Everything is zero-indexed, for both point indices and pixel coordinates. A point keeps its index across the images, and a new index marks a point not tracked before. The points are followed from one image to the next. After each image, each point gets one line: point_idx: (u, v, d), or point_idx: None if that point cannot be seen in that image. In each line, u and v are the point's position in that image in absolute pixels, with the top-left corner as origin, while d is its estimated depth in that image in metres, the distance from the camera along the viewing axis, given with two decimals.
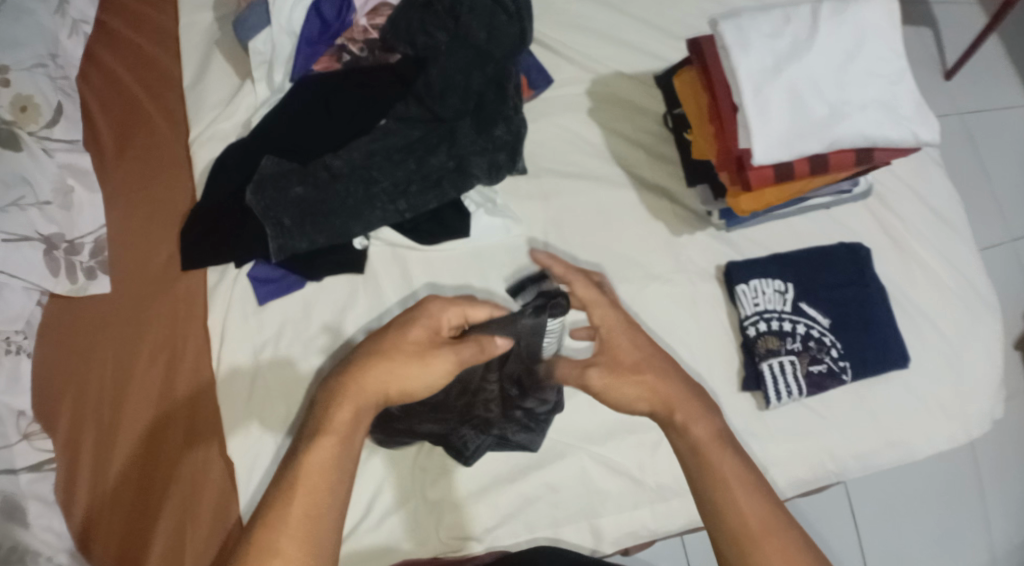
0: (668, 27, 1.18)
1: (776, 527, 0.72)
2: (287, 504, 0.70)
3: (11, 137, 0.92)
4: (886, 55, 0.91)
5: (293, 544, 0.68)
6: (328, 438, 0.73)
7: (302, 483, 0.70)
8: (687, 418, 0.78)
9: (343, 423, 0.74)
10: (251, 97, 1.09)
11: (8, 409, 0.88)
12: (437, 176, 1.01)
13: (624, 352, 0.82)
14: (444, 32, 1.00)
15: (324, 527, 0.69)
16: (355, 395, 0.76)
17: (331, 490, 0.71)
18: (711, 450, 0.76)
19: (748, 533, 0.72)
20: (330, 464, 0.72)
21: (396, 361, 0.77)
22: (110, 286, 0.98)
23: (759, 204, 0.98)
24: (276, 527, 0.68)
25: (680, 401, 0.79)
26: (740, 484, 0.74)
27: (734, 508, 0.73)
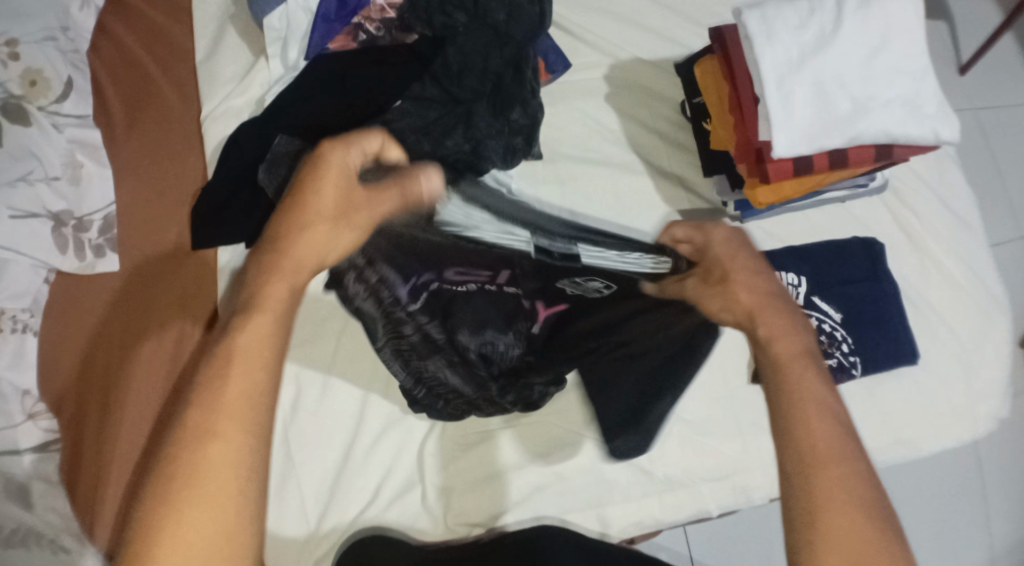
0: (690, 14, 1.17)
1: (845, 455, 0.64)
2: (227, 385, 0.60)
3: (19, 111, 0.90)
4: (912, 51, 0.90)
5: (234, 424, 0.59)
6: (262, 311, 0.62)
7: (235, 360, 0.60)
8: (774, 332, 0.71)
9: (278, 298, 0.63)
10: (264, 73, 1.09)
11: (13, 388, 0.88)
12: (453, 159, 0.98)
13: (726, 261, 0.77)
14: (462, 11, 0.97)
15: (264, 405, 0.60)
16: (274, 265, 0.64)
17: (271, 366, 0.61)
18: (791, 367, 0.69)
19: (812, 454, 0.64)
20: (269, 341, 0.62)
21: (312, 221, 0.66)
22: (118, 264, 0.97)
23: (776, 196, 0.98)
24: (209, 408, 0.59)
25: (766, 312, 0.73)
26: (815, 404, 0.66)
27: (806, 430, 0.65)
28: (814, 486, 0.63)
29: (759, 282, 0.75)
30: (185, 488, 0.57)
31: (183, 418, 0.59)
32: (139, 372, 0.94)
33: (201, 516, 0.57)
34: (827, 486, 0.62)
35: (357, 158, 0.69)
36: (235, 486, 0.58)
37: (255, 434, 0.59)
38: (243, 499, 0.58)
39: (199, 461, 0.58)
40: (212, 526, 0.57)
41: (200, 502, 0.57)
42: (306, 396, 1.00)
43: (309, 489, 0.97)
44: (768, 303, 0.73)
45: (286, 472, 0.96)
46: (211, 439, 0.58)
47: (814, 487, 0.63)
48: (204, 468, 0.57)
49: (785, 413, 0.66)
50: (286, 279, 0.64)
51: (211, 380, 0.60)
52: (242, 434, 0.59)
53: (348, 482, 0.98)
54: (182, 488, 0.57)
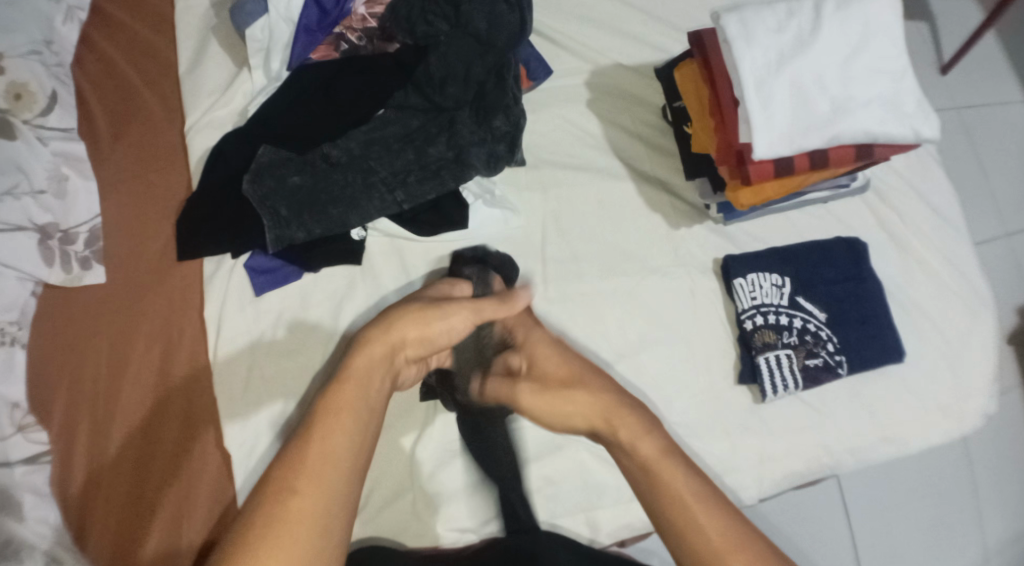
0: (670, 18, 1.17)
1: (741, 541, 0.68)
2: (320, 445, 0.67)
3: (6, 124, 0.92)
4: (891, 51, 0.91)
5: (313, 486, 0.65)
6: (349, 381, 0.72)
7: (325, 421, 0.68)
8: (632, 436, 0.74)
9: (362, 374, 0.73)
10: (248, 84, 1.08)
11: (4, 401, 0.88)
12: (436, 167, 1.01)
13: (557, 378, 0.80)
14: (444, 20, 0.99)
15: (339, 470, 0.66)
16: (377, 343, 0.75)
17: (353, 436, 0.68)
18: (660, 467, 0.71)
19: (711, 552, 0.67)
20: (351, 411, 0.70)
21: (412, 313, 0.78)
22: (105, 275, 0.98)
23: (757, 198, 0.98)
24: (296, 467, 0.66)
25: (618, 417, 0.75)
26: (696, 501, 0.69)
27: (698, 529, 0.68)
28: None
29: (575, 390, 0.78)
30: (264, 542, 0.62)
31: (271, 477, 0.66)
32: (132, 386, 0.95)
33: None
34: None
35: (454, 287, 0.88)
36: (310, 546, 0.63)
37: (331, 499, 0.65)
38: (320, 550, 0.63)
39: (282, 516, 0.64)
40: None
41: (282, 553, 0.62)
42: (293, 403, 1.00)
43: None
44: (612, 407, 0.76)
45: None
46: (293, 494, 0.64)
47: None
48: (288, 521, 0.63)
49: (671, 522, 0.69)
50: (381, 353, 0.75)
51: (299, 439, 0.67)
52: (325, 492, 0.65)
53: None
54: (260, 536, 0.62)
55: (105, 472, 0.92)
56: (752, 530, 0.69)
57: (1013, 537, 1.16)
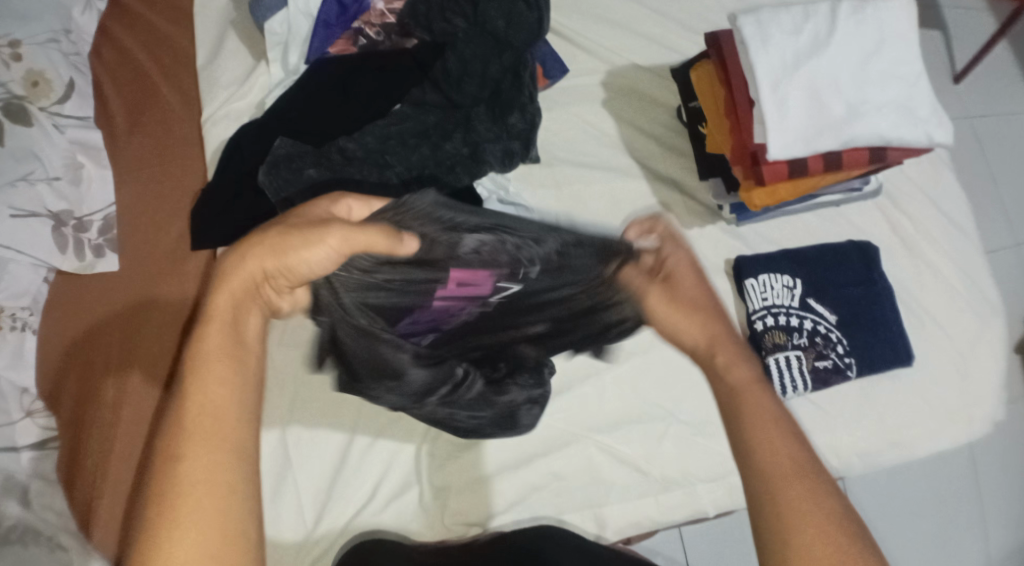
0: (686, 20, 1.18)
1: (810, 469, 0.63)
2: (199, 398, 0.58)
3: (22, 112, 0.91)
4: (905, 57, 0.92)
5: (208, 444, 0.57)
6: (211, 322, 0.61)
7: (194, 368, 0.60)
8: (727, 360, 0.70)
9: (225, 310, 0.62)
10: (264, 77, 1.10)
11: (12, 386, 0.89)
12: (451, 162, 1.01)
13: (682, 282, 0.75)
14: (462, 18, 0.99)
15: (230, 414, 0.59)
16: (236, 280, 0.63)
17: (232, 376, 0.60)
18: (746, 392, 0.68)
19: (778, 474, 0.63)
20: (225, 348, 0.61)
21: (270, 240, 0.63)
22: (118, 264, 0.98)
23: (772, 199, 0.99)
24: (180, 427, 0.57)
25: (722, 344, 0.71)
26: (775, 425, 0.65)
27: (768, 452, 0.64)
28: (781, 503, 0.62)
29: (699, 296, 0.74)
30: (172, 513, 0.55)
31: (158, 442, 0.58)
32: (139, 374, 0.94)
33: (190, 535, 0.54)
34: (795, 500, 0.61)
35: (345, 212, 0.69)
36: (219, 506, 0.56)
37: (225, 447, 0.57)
38: (225, 516, 0.56)
39: (179, 480, 0.56)
40: (193, 542, 0.54)
41: (181, 519, 0.55)
42: (303, 393, 1.00)
43: (306, 491, 0.97)
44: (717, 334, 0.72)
45: (284, 472, 0.96)
46: (178, 458, 0.56)
47: (781, 506, 0.61)
48: (185, 486, 0.56)
49: (747, 442, 0.65)
50: (244, 292, 0.63)
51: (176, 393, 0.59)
52: (218, 447, 0.57)
53: (344, 482, 0.98)
54: (158, 510, 0.55)
55: (112, 462, 0.91)
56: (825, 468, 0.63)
57: (1018, 545, 1.16)
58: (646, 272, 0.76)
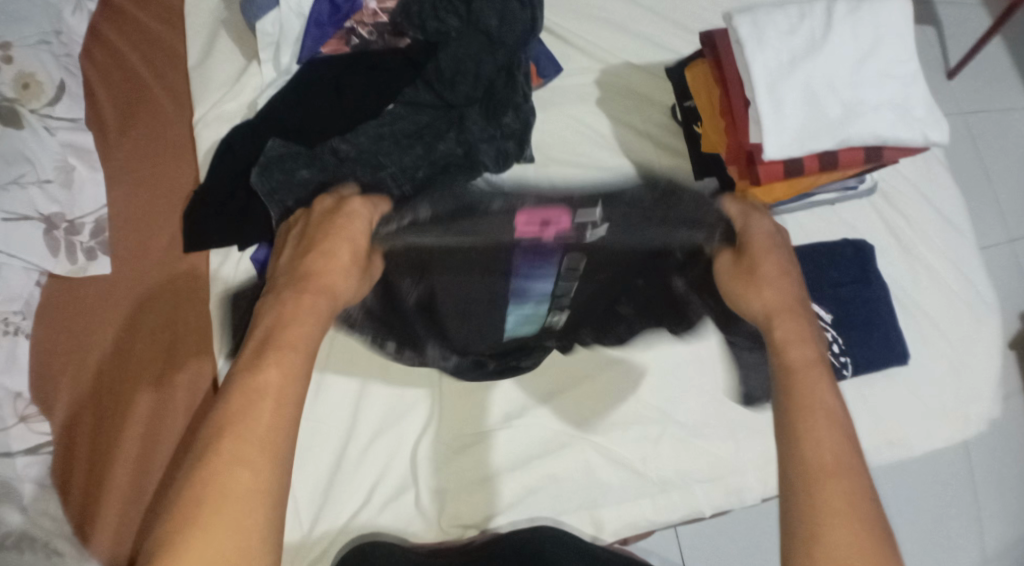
0: (679, 21, 1.19)
1: (850, 468, 0.66)
2: (255, 418, 0.62)
3: (12, 113, 0.93)
4: (901, 56, 0.91)
5: (257, 450, 0.61)
6: (284, 351, 0.66)
7: (261, 391, 0.64)
8: (787, 335, 0.73)
9: (299, 340, 0.67)
10: (257, 78, 1.08)
11: (5, 391, 0.88)
12: (445, 162, 0.99)
13: (765, 257, 0.77)
14: (455, 16, 0.98)
15: (285, 436, 0.63)
16: (302, 302, 0.69)
17: (293, 403, 0.65)
18: (802, 375, 0.71)
19: (820, 465, 0.66)
20: (286, 377, 0.65)
21: (335, 272, 0.71)
22: (111, 267, 0.97)
23: (767, 199, 0.98)
24: (235, 434, 0.62)
25: (787, 315, 0.75)
26: (825, 414, 0.68)
27: (812, 441, 0.67)
28: (817, 498, 0.65)
29: (784, 270, 0.77)
30: (214, 512, 0.59)
31: (210, 443, 0.62)
32: (136, 379, 0.94)
33: (229, 538, 0.58)
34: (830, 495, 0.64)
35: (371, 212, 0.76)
36: (261, 518, 0.60)
37: (277, 467, 0.62)
38: (262, 527, 0.60)
39: (225, 484, 0.60)
40: (233, 545, 0.58)
41: (222, 527, 0.59)
42: None
43: (301, 493, 0.96)
44: (790, 303, 0.75)
45: None
46: (235, 468, 0.60)
47: (813, 501, 0.65)
48: (229, 495, 0.60)
49: (794, 429, 0.68)
50: (308, 314, 0.69)
51: (237, 410, 0.62)
52: (270, 456, 0.62)
53: (340, 484, 0.97)
54: (206, 511, 0.59)
55: (108, 466, 0.90)
56: (864, 471, 0.66)
57: (1011, 542, 1.17)
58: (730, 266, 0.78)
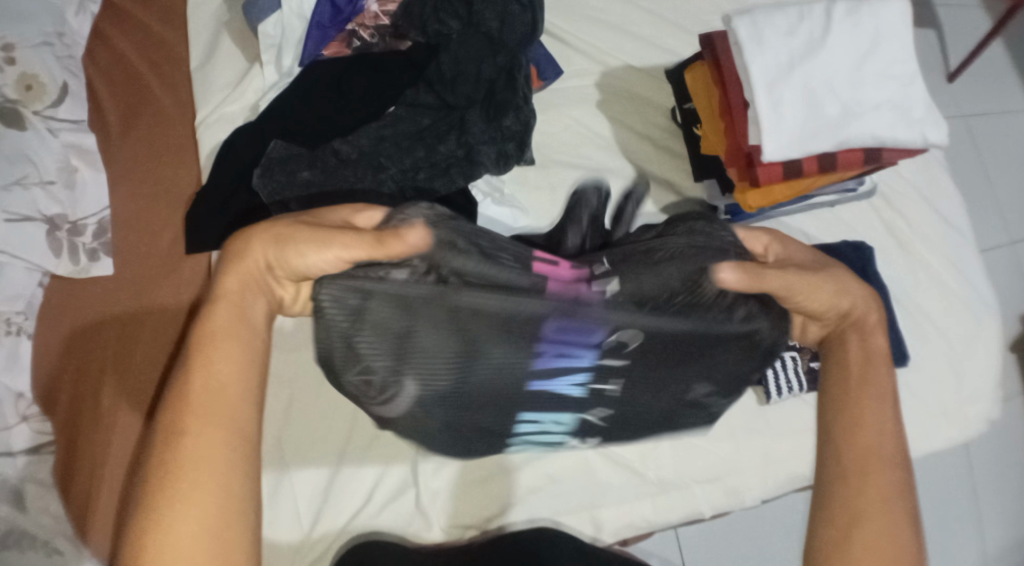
0: (680, 23, 1.19)
1: (894, 461, 0.71)
2: (205, 380, 0.64)
3: (15, 115, 0.92)
4: (900, 57, 0.91)
5: (202, 424, 0.63)
6: (221, 304, 0.67)
7: (201, 351, 0.65)
8: (866, 328, 0.78)
9: (233, 295, 0.68)
10: (259, 80, 1.09)
11: (6, 391, 0.88)
12: (445, 164, 1.02)
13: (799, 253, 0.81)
14: (456, 19, 0.99)
15: (232, 397, 0.64)
16: (243, 272, 0.69)
17: (238, 363, 0.66)
18: (868, 368, 0.75)
19: (870, 459, 0.70)
20: (231, 334, 0.66)
21: (285, 231, 0.71)
22: (113, 268, 0.97)
23: (766, 199, 0.99)
24: (181, 405, 0.63)
25: (860, 310, 0.78)
26: (876, 405, 0.73)
27: (859, 431, 0.72)
28: (863, 487, 0.69)
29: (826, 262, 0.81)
30: (168, 481, 0.61)
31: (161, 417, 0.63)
32: (138, 379, 0.94)
33: (190, 510, 0.61)
34: (876, 485, 0.69)
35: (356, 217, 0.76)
36: (217, 484, 0.62)
37: (229, 429, 0.63)
38: (226, 488, 0.62)
39: (183, 452, 0.62)
40: (196, 519, 0.61)
41: (183, 491, 0.61)
42: (300, 397, 1.00)
43: (303, 493, 0.97)
44: (862, 301, 0.78)
45: (281, 475, 0.97)
46: (184, 437, 0.62)
47: (854, 493, 0.69)
48: (184, 462, 0.62)
49: (842, 421, 0.73)
50: (248, 283, 0.69)
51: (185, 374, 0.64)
52: (219, 432, 0.63)
53: (341, 484, 0.98)
54: (166, 479, 0.61)
55: (108, 467, 0.90)
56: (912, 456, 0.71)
57: (1011, 543, 1.17)
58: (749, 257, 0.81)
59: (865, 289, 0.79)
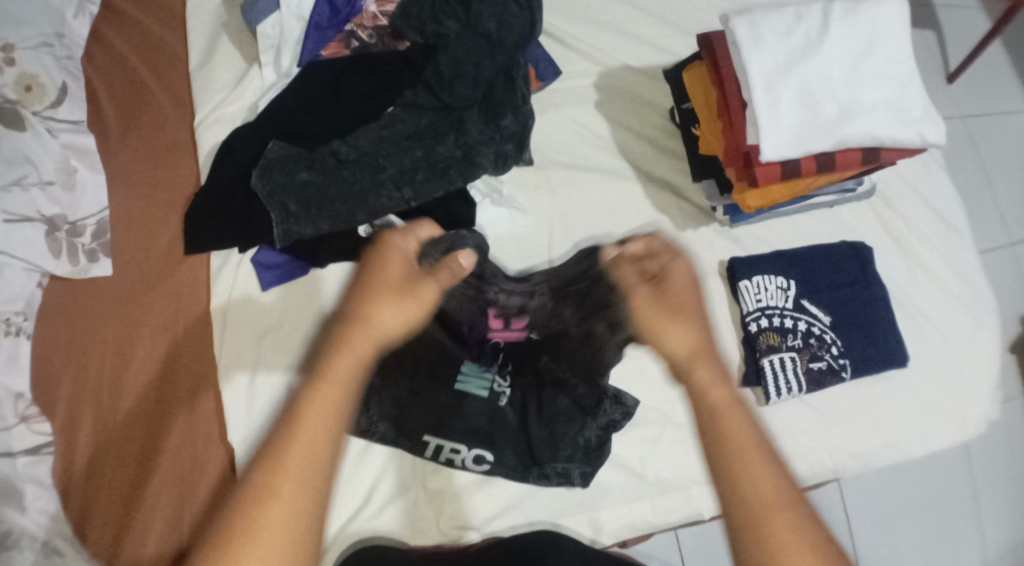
0: (679, 23, 1.19)
1: (788, 500, 0.64)
2: (302, 449, 0.61)
3: (15, 115, 0.91)
4: (897, 57, 0.92)
5: (294, 489, 0.60)
6: (329, 381, 0.64)
7: (300, 422, 0.62)
8: (705, 379, 0.69)
9: (343, 372, 0.64)
10: (257, 80, 1.09)
11: (5, 390, 0.86)
12: (444, 165, 1.01)
13: (676, 285, 0.75)
14: (454, 19, 1.00)
15: (324, 469, 0.61)
16: (359, 343, 0.66)
17: (331, 434, 0.62)
18: (726, 415, 0.67)
19: (761, 507, 0.63)
20: (332, 404, 0.63)
21: (386, 298, 0.69)
22: (111, 269, 0.98)
23: (765, 200, 0.99)
24: (275, 471, 0.60)
25: (703, 358, 0.71)
26: (752, 449, 0.65)
27: (743, 480, 0.64)
28: (764, 540, 0.62)
29: (688, 299, 0.74)
30: (241, 545, 0.58)
31: (251, 478, 0.61)
32: (138, 379, 0.95)
33: None
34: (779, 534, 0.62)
35: (415, 247, 0.75)
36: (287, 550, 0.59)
37: (313, 499, 0.60)
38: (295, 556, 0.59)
39: (260, 517, 0.59)
40: None
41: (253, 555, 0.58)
42: None
43: None
44: (701, 346, 0.71)
45: None
46: (275, 500, 0.60)
47: (761, 542, 0.62)
48: (269, 525, 0.59)
49: (726, 473, 0.65)
50: (363, 355, 0.66)
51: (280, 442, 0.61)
52: (305, 503, 0.60)
53: (342, 484, 0.98)
54: (241, 536, 0.59)
55: (109, 467, 0.91)
56: (806, 502, 0.64)
57: (1013, 545, 1.16)
58: (644, 275, 0.77)
59: (697, 335, 0.72)
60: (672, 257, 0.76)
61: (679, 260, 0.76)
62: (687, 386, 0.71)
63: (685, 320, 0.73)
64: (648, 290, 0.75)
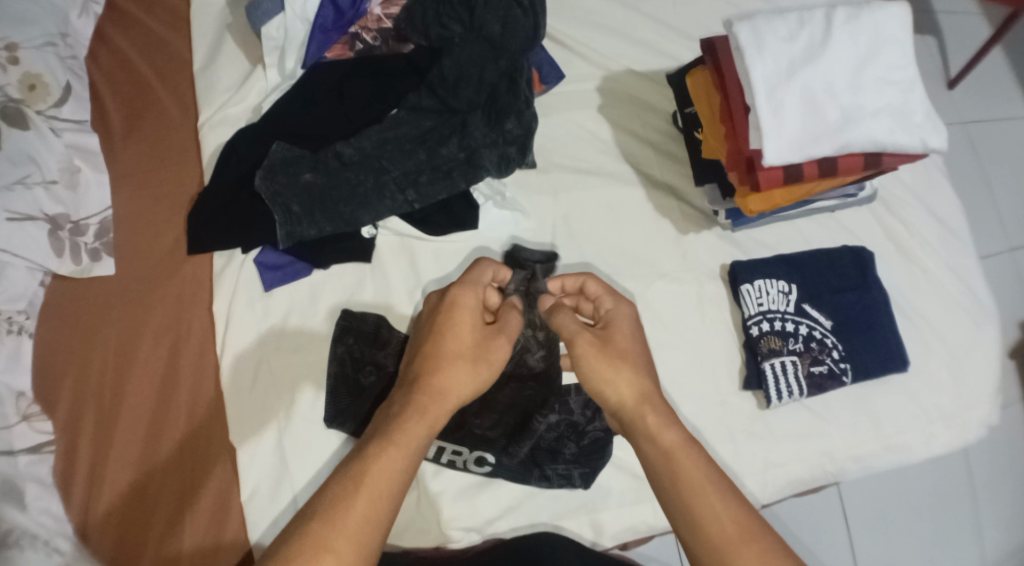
0: (682, 28, 1.20)
1: (754, 531, 0.74)
2: (367, 506, 0.73)
3: (19, 114, 0.91)
4: (899, 63, 0.92)
5: (346, 544, 0.71)
6: (396, 447, 0.77)
7: (366, 482, 0.74)
8: (654, 425, 0.81)
9: (411, 439, 0.78)
10: (261, 82, 1.09)
11: (7, 389, 0.87)
12: (447, 167, 1.02)
13: (620, 336, 0.86)
14: (458, 23, 1.00)
15: (376, 525, 0.73)
16: (427, 408, 0.80)
17: (390, 496, 0.75)
18: (680, 456, 0.79)
19: (725, 539, 0.74)
20: (395, 467, 0.76)
21: (458, 366, 0.83)
22: (114, 268, 0.98)
23: (767, 204, 0.99)
24: (332, 524, 0.72)
25: (652, 402, 0.82)
26: (713, 488, 0.76)
27: (705, 518, 0.75)
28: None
29: (627, 351, 0.85)
30: None
31: (308, 528, 0.72)
32: (141, 378, 0.95)
33: None
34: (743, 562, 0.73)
35: (476, 304, 0.87)
36: None
37: (362, 549, 0.72)
38: None
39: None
40: None
41: None
42: (300, 398, 1.00)
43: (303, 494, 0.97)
44: (645, 391, 0.83)
45: (281, 476, 0.97)
46: (327, 552, 0.70)
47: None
48: None
49: (688, 511, 0.76)
50: (428, 420, 0.80)
51: (340, 499, 0.73)
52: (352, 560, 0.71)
53: None
54: None
55: (111, 466, 0.91)
56: (763, 524, 0.75)
57: (1013, 550, 1.16)
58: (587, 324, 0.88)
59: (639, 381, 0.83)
60: (613, 303, 0.89)
61: (623, 307, 0.89)
62: (636, 430, 0.82)
63: (629, 367, 0.84)
64: (592, 337, 0.85)
